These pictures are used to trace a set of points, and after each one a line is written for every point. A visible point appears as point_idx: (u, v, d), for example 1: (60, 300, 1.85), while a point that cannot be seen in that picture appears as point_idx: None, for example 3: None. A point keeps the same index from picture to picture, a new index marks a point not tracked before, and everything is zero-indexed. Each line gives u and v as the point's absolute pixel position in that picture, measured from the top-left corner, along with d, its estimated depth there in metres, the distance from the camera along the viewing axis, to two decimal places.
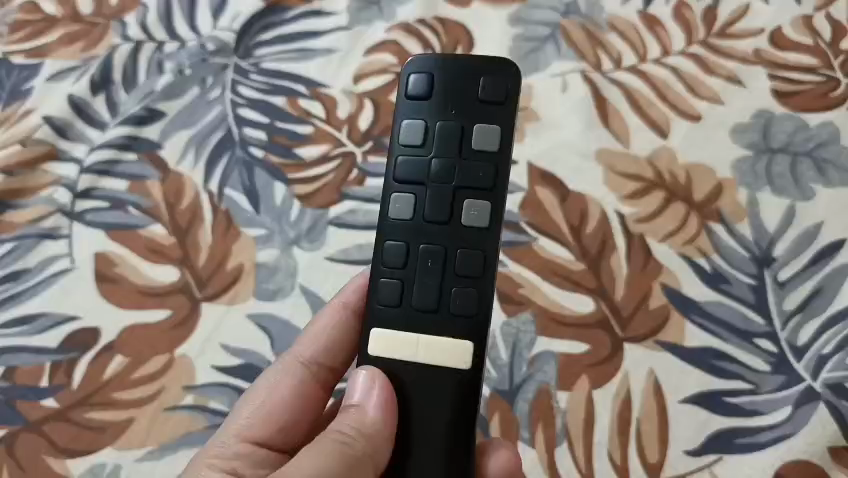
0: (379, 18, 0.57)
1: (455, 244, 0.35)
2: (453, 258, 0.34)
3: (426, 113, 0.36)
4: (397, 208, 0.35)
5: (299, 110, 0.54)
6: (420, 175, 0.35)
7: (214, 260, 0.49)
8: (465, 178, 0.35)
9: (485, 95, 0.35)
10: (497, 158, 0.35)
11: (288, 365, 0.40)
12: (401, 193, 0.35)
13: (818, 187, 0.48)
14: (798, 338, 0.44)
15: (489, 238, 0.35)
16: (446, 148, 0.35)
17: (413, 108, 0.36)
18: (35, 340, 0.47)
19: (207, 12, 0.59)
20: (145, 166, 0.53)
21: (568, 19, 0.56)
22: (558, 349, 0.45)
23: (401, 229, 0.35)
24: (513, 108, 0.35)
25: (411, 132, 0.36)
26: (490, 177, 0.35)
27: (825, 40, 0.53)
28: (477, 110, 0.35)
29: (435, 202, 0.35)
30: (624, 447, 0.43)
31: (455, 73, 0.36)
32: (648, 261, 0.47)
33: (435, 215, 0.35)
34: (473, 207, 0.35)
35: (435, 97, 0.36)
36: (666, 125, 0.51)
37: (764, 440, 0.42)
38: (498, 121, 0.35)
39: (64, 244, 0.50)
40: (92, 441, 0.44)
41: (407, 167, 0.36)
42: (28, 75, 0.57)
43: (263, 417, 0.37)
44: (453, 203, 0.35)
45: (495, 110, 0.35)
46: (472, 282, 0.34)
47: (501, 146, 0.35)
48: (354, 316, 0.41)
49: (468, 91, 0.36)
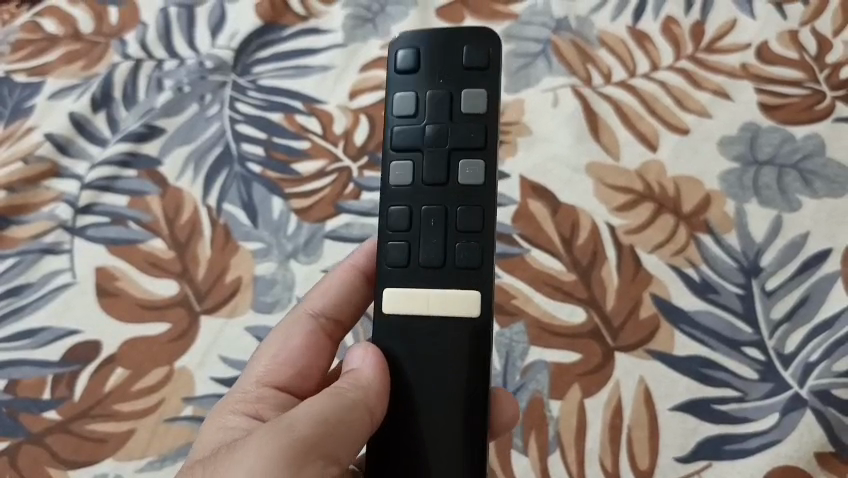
0: (375, 36, 0.59)
1: (456, 202, 0.34)
2: (454, 216, 0.33)
3: (416, 82, 0.35)
4: (398, 174, 0.34)
5: (295, 126, 0.55)
6: (415, 141, 0.34)
7: (213, 274, 0.50)
8: (458, 140, 0.34)
9: (470, 58, 0.34)
10: (488, 119, 0.34)
11: (297, 318, 0.39)
12: (400, 160, 0.34)
13: (804, 197, 0.49)
14: (786, 346, 0.45)
15: (489, 192, 0.33)
16: (439, 114, 0.34)
17: (404, 78, 0.35)
18: (36, 354, 0.48)
19: (205, 30, 0.60)
20: (145, 182, 0.54)
21: (558, 35, 0.57)
22: (550, 358, 0.46)
23: (403, 194, 0.34)
24: (499, 71, 0.34)
25: (404, 102, 0.34)
26: (483, 136, 0.34)
27: (810, 54, 0.54)
28: (464, 76, 0.34)
29: (432, 165, 0.34)
30: (616, 455, 0.44)
31: (440, 40, 0.35)
32: (638, 271, 0.48)
33: (434, 177, 0.34)
34: (472, 163, 0.34)
35: (423, 67, 0.35)
36: (655, 138, 0.52)
37: (753, 445, 0.43)
38: (485, 85, 0.34)
39: (65, 259, 0.51)
40: (93, 452, 0.45)
41: (401, 135, 0.34)
42: (30, 93, 0.58)
43: (279, 366, 0.37)
44: (451, 161, 0.34)
45: (481, 74, 0.34)
46: (477, 237, 0.33)
47: (490, 107, 0.34)
48: (362, 277, 0.40)
49: (454, 57, 0.35)
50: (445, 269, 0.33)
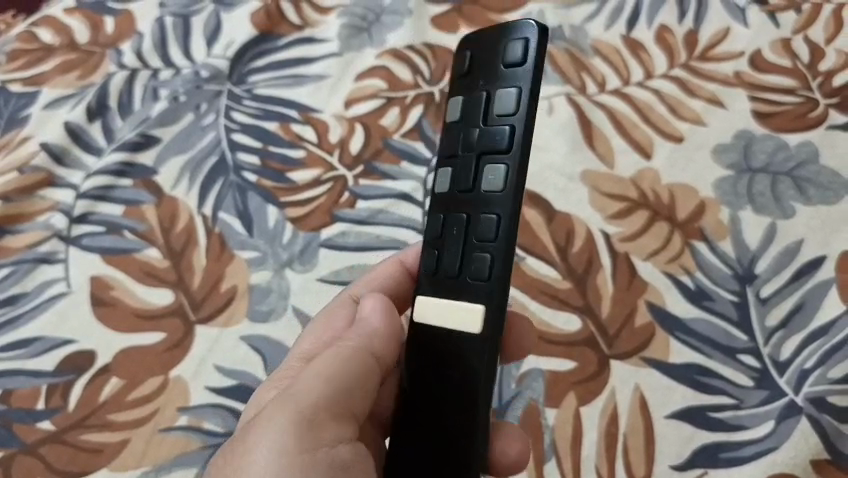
0: (370, 44, 0.59)
1: (479, 209, 0.33)
2: (474, 223, 0.33)
3: (465, 87, 0.35)
4: (440, 181, 0.35)
5: (291, 135, 0.55)
6: (455, 148, 0.35)
7: (208, 283, 0.50)
8: (485, 145, 0.34)
9: (508, 61, 0.34)
10: (516, 121, 0.33)
11: (342, 301, 0.42)
12: (442, 168, 0.35)
13: (798, 204, 0.49)
14: (781, 353, 0.45)
15: (509, 200, 0.33)
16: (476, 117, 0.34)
17: (457, 85, 0.35)
18: (31, 364, 0.48)
19: (201, 40, 0.60)
20: (140, 191, 0.54)
21: (553, 44, 0.58)
22: (545, 366, 0.46)
23: (441, 201, 0.35)
24: (535, 72, 0.33)
25: (453, 108, 0.35)
26: (507, 138, 0.33)
27: (803, 62, 0.55)
28: (501, 79, 0.34)
29: (462, 171, 0.34)
30: (612, 463, 0.43)
31: (487, 44, 0.34)
32: (633, 278, 0.48)
33: (462, 184, 0.34)
34: (494, 169, 0.33)
35: (472, 72, 0.35)
36: (650, 146, 0.53)
37: (748, 453, 0.43)
38: (517, 85, 0.33)
39: (60, 268, 0.51)
40: (87, 462, 0.45)
41: (447, 143, 0.35)
42: (26, 103, 0.58)
43: (323, 342, 0.39)
44: (477, 168, 0.34)
45: (515, 76, 0.33)
46: (491, 248, 0.33)
47: (518, 110, 0.33)
48: (408, 274, 0.43)
49: (495, 61, 0.34)
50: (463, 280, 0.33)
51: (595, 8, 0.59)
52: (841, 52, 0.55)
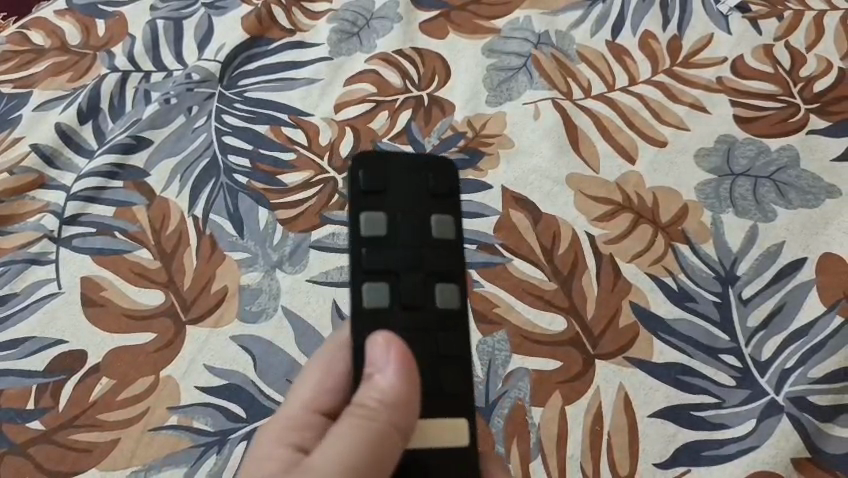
0: (360, 49, 0.60)
1: (430, 326, 0.36)
2: (435, 338, 0.35)
3: (378, 208, 0.37)
4: (371, 297, 0.35)
5: (282, 138, 0.56)
6: (387, 267, 0.36)
7: (198, 285, 0.50)
8: (434, 265, 0.36)
9: (433, 187, 0.38)
10: (452, 247, 0.37)
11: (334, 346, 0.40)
12: (373, 282, 0.35)
13: (780, 208, 0.50)
14: (762, 353, 0.46)
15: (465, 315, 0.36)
16: (398, 235, 0.36)
17: (369, 202, 0.37)
18: (20, 364, 0.48)
19: (193, 45, 0.61)
20: (131, 193, 0.54)
21: (539, 50, 0.60)
22: (531, 366, 0.46)
23: (379, 319, 0.35)
24: (429, 203, 0.37)
25: (373, 224, 0.36)
26: (449, 261, 0.37)
27: (785, 69, 0.56)
28: (425, 205, 0.37)
29: (411, 287, 0.36)
30: (596, 461, 0.44)
31: (394, 168, 0.37)
32: (617, 280, 0.49)
33: (412, 299, 0.36)
34: (442, 288, 0.36)
35: (383, 194, 0.37)
36: (634, 150, 0.54)
37: (728, 452, 0.44)
38: (447, 214, 0.38)
39: (51, 269, 0.51)
40: (76, 463, 0.45)
41: (371, 258, 0.36)
42: (17, 104, 0.59)
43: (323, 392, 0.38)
44: (415, 287, 0.36)
45: (431, 203, 0.37)
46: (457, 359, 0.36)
47: (450, 235, 0.37)
48: None
49: (420, 186, 0.38)
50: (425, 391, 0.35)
51: (580, 15, 0.61)
52: (822, 58, 0.57)
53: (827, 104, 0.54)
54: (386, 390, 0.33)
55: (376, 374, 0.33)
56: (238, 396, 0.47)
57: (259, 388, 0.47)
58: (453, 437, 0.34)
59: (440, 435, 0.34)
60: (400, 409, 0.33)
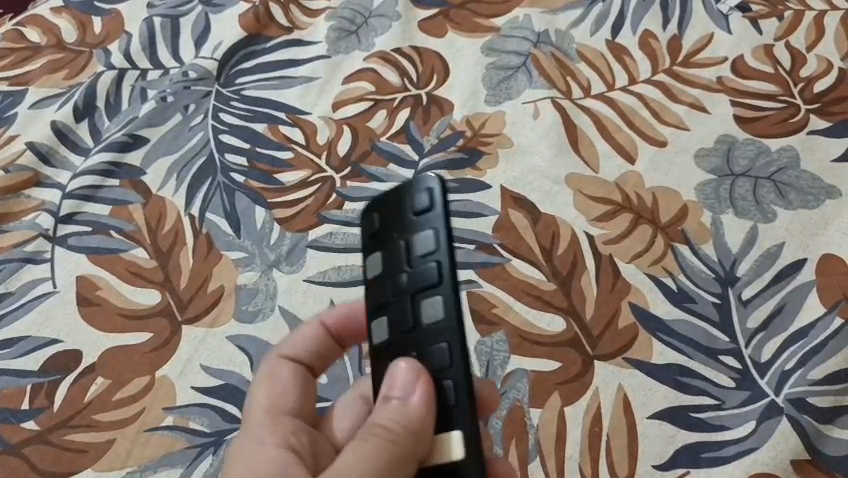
0: (358, 48, 0.60)
1: (427, 346, 0.33)
2: (429, 362, 0.32)
3: (376, 243, 0.35)
4: (376, 334, 0.35)
5: (280, 137, 0.56)
6: (385, 299, 0.34)
7: (195, 284, 0.50)
8: (419, 283, 0.33)
9: (415, 203, 0.34)
10: (437, 258, 0.33)
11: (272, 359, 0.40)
12: (377, 317, 0.35)
13: (779, 208, 0.50)
14: (762, 354, 0.46)
15: (457, 329, 0.32)
16: (389, 263, 0.34)
17: (370, 241, 0.36)
18: (15, 364, 0.48)
19: (190, 43, 0.61)
20: (127, 192, 0.54)
21: (539, 48, 0.59)
22: (530, 367, 0.46)
23: (385, 353, 0.34)
24: (413, 219, 0.34)
25: (371, 262, 0.35)
26: (434, 273, 0.33)
27: (785, 69, 0.56)
28: (410, 222, 0.34)
29: (404, 312, 0.34)
30: (595, 462, 0.44)
31: (384, 199, 0.36)
32: (616, 281, 0.49)
33: (406, 326, 0.33)
34: (436, 301, 0.33)
35: (377, 227, 0.35)
36: (634, 150, 0.53)
37: (728, 454, 0.43)
38: (432, 226, 0.33)
39: (46, 268, 0.51)
40: (70, 464, 0.45)
41: (373, 295, 0.35)
42: (12, 102, 0.58)
43: (281, 398, 0.39)
44: (410, 311, 0.33)
45: (416, 219, 0.34)
46: (451, 378, 0.32)
47: (436, 246, 0.33)
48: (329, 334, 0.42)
49: (403, 206, 0.35)
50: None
51: (579, 14, 0.61)
52: (822, 58, 0.56)
53: (828, 104, 0.54)
54: (409, 415, 0.32)
55: (395, 395, 0.32)
56: (234, 396, 0.46)
57: None
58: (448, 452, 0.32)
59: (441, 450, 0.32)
60: (410, 437, 0.32)
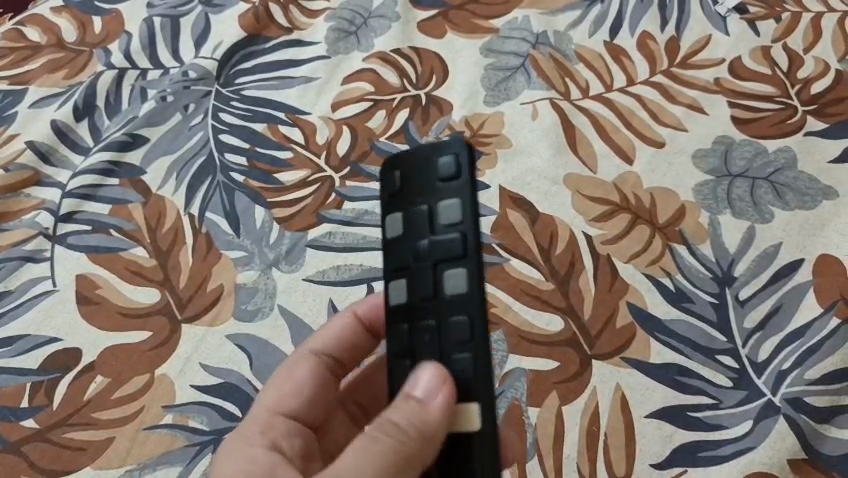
0: (358, 48, 0.60)
1: (444, 313, 0.33)
2: (448, 329, 0.33)
3: (397, 204, 0.35)
4: (394, 297, 0.35)
5: (279, 137, 0.56)
6: (405, 262, 0.34)
7: (194, 284, 0.50)
8: (443, 252, 0.34)
9: (444, 172, 0.34)
10: (464, 229, 0.34)
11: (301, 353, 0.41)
12: (395, 280, 0.35)
13: (776, 209, 0.50)
14: (758, 354, 0.46)
15: (478, 301, 0.33)
16: (413, 228, 0.35)
17: (392, 201, 0.36)
18: (15, 362, 0.48)
19: (190, 42, 0.61)
20: (127, 191, 0.54)
21: (537, 49, 0.59)
22: (528, 366, 0.47)
23: (401, 315, 0.34)
24: (441, 188, 0.34)
25: (393, 223, 0.35)
26: (460, 244, 0.33)
27: (783, 70, 0.56)
28: (438, 191, 0.34)
29: (424, 278, 0.34)
30: (593, 462, 0.44)
31: (410, 162, 0.35)
32: (614, 280, 0.49)
33: (426, 291, 0.34)
34: (457, 272, 0.33)
35: (401, 189, 0.35)
36: (632, 150, 0.54)
37: (726, 453, 0.44)
38: (459, 194, 0.34)
39: (46, 266, 0.51)
40: (70, 462, 0.45)
41: (393, 258, 0.35)
42: (13, 101, 0.58)
43: (286, 396, 0.39)
44: (430, 278, 0.34)
45: (445, 187, 0.34)
46: (467, 348, 0.33)
47: (464, 217, 0.34)
48: (361, 323, 0.43)
49: (431, 173, 0.35)
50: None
51: (578, 15, 0.61)
52: (819, 60, 0.56)
53: (824, 105, 0.54)
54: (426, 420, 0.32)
55: (417, 395, 0.32)
56: (234, 394, 0.47)
57: (254, 387, 0.47)
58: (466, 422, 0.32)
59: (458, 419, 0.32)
60: (419, 440, 0.32)
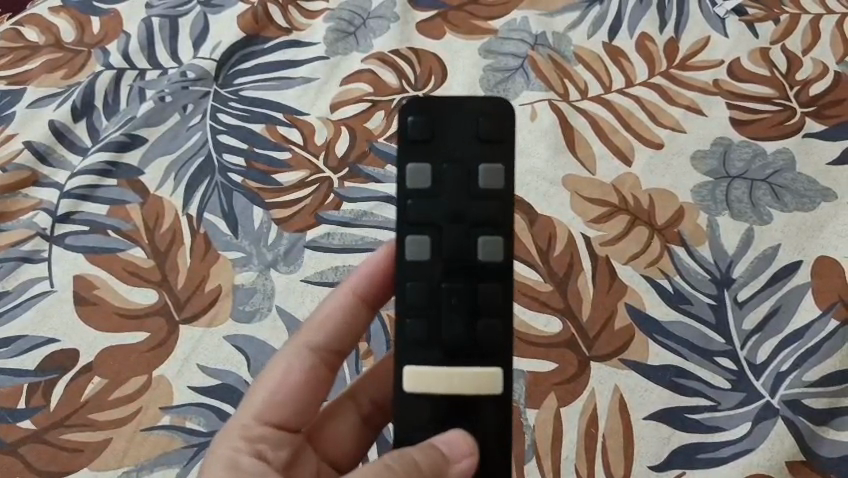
0: (357, 49, 0.60)
1: (475, 278, 0.36)
2: (477, 294, 0.36)
3: (425, 154, 0.36)
4: (413, 251, 0.36)
5: (278, 137, 0.56)
6: (433, 218, 0.36)
7: (192, 285, 0.50)
8: (478, 218, 0.36)
9: (484, 134, 0.36)
10: (504, 197, 0.36)
11: (296, 348, 0.41)
12: (417, 235, 0.36)
13: (775, 210, 0.50)
14: (757, 356, 0.46)
15: (507, 270, 0.36)
16: (443, 184, 0.36)
17: (416, 150, 0.36)
18: (12, 363, 0.48)
19: (188, 42, 0.61)
20: (125, 191, 0.54)
21: (536, 50, 0.59)
22: (527, 367, 0.47)
23: (421, 272, 0.36)
24: (481, 151, 0.36)
25: (418, 175, 0.36)
26: (497, 214, 0.36)
27: (781, 72, 0.56)
28: (477, 151, 0.36)
29: (453, 240, 0.36)
30: (591, 463, 0.44)
31: (444, 112, 0.36)
32: (613, 281, 0.49)
33: (455, 252, 0.36)
34: (490, 240, 0.36)
35: (432, 140, 0.36)
36: (631, 152, 0.54)
37: (724, 454, 0.44)
38: (500, 161, 0.36)
39: (44, 267, 0.51)
40: (69, 463, 0.45)
41: (417, 210, 0.36)
42: (11, 101, 0.58)
43: (279, 398, 0.39)
44: (460, 239, 0.36)
45: (485, 150, 0.36)
46: (497, 314, 0.36)
47: (505, 186, 0.36)
48: (361, 304, 0.42)
49: (468, 132, 0.36)
50: (456, 343, 0.35)
51: (577, 16, 0.61)
52: (818, 61, 0.56)
53: (823, 107, 0.54)
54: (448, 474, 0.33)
55: (443, 449, 0.33)
56: (231, 395, 0.47)
57: None
58: (485, 385, 0.35)
59: (477, 385, 0.35)
60: None
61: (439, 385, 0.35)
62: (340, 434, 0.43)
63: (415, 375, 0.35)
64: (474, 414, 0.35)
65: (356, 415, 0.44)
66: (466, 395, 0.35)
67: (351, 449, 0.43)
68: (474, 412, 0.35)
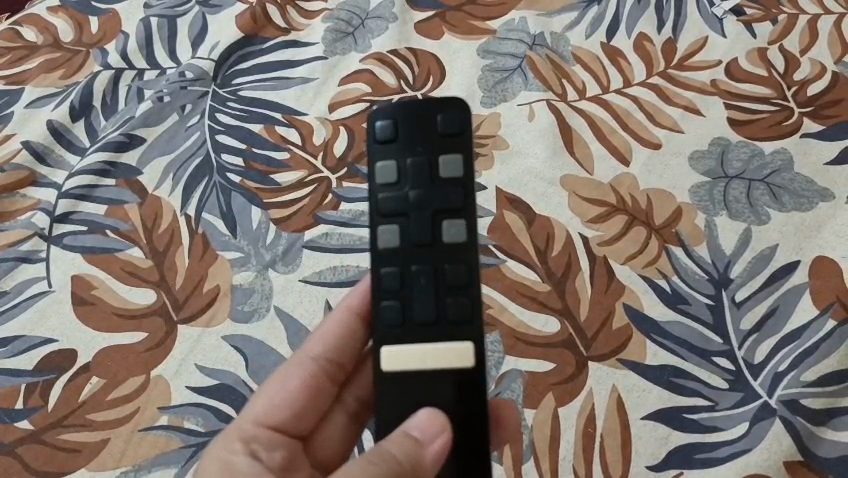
0: (355, 49, 0.60)
1: (441, 260, 0.36)
2: (444, 274, 0.36)
3: (390, 153, 0.37)
4: (384, 239, 0.36)
5: (275, 137, 0.56)
6: (400, 208, 0.37)
7: (189, 285, 0.50)
8: (439, 203, 0.36)
9: (443, 129, 0.37)
10: (465, 183, 0.36)
11: (298, 360, 0.41)
12: (387, 224, 0.37)
13: (773, 210, 0.50)
14: (755, 356, 0.46)
15: (471, 249, 0.36)
16: (408, 177, 0.37)
17: (382, 151, 0.37)
18: (8, 363, 0.48)
19: (187, 43, 0.61)
20: (122, 191, 0.54)
21: (534, 50, 0.59)
22: (525, 367, 0.47)
23: (392, 257, 0.36)
24: (441, 143, 0.37)
25: (384, 172, 0.37)
26: (459, 197, 0.36)
27: (778, 72, 0.56)
28: (438, 145, 0.37)
29: (418, 225, 0.36)
30: (589, 463, 0.44)
31: (406, 113, 0.37)
32: (610, 282, 0.49)
33: (421, 237, 0.36)
34: (453, 222, 0.36)
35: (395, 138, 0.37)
36: (628, 152, 0.54)
37: (722, 454, 0.44)
38: (459, 151, 0.37)
39: (42, 267, 0.51)
40: (66, 463, 0.45)
41: (385, 203, 0.37)
42: (9, 101, 0.58)
43: (277, 407, 0.40)
44: (427, 225, 0.36)
45: (445, 143, 0.37)
46: (467, 293, 0.36)
47: (465, 173, 0.37)
48: (360, 319, 0.42)
49: (428, 129, 0.37)
50: (428, 322, 0.35)
51: (575, 17, 0.61)
52: (816, 62, 0.57)
53: (821, 107, 0.54)
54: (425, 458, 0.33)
55: (415, 435, 0.33)
56: (228, 394, 0.47)
57: (250, 388, 0.47)
58: (463, 358, 0.35)
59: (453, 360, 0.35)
60: (411, 471, 0.33)
61: (419, 362, 0.35)
62: (332, 433, 0.44)
63: (394, 356, 0.35)
64: (459, 392, 0.35)
65: (344, 415, 0.44)
66: (449, 370, 0.35)
67: (341, 448, 0.44)
68: (460, 386, 0.35)
